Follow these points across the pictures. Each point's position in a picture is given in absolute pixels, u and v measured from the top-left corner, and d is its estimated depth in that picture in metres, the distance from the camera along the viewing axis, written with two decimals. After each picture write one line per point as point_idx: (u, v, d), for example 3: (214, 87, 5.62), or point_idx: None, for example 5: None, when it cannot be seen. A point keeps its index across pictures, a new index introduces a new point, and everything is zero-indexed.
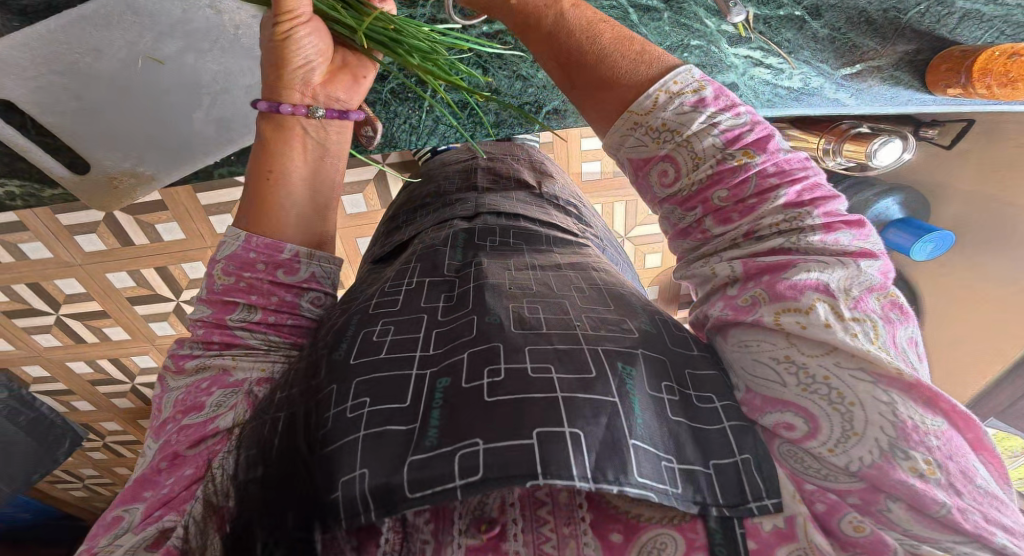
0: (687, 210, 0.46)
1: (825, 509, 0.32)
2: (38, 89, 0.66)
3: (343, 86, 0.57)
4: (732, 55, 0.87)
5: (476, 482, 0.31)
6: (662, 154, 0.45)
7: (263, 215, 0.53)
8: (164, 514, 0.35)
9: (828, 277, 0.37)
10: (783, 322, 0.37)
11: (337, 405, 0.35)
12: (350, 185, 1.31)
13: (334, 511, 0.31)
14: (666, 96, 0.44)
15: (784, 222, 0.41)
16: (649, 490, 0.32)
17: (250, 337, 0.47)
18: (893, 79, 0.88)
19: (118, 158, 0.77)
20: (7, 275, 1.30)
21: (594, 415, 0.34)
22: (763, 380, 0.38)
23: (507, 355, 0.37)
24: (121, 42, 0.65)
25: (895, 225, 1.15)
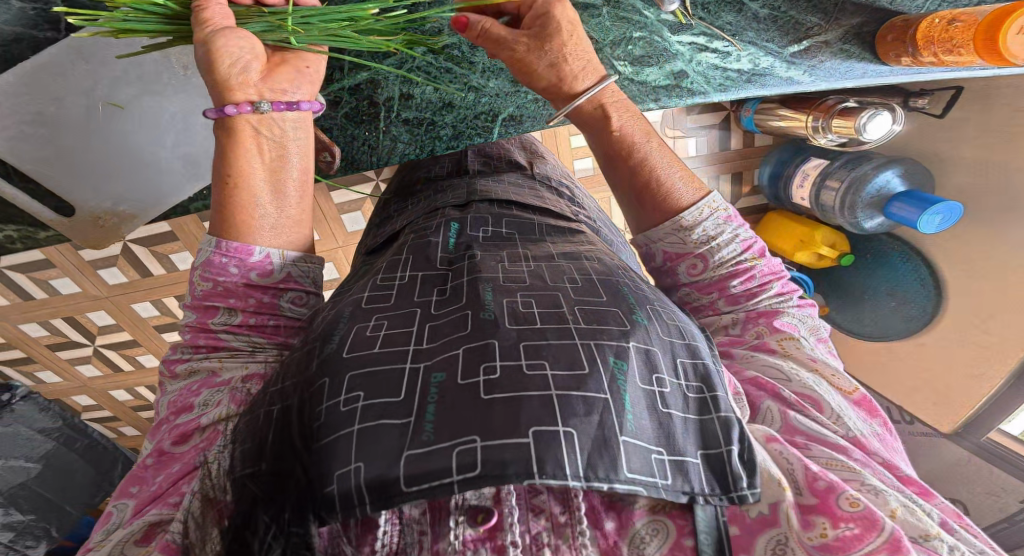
0: (702, 294, 0.58)
1: (825, 486, 0.36)
2: (13, 140, 0.69)
3: (288, 82, 0.57)
4: (676, 43, 0.85)
5: (473, 478, 0.32)
6: (696, 252, 0.57)
7: (233, 225, 0.52)
8: (152, 508, 0.39)
9: (801, 326, 0.55)
10: (783, 349, 0.52)
11: (330, 398, 0.37)
12: (349, 204, 1.34)
13: (330, 504, 0.33)
14: (708, 211, 0.57)
15: (774, 302, 0.57)
16: (638, 485, 0.34)
17: (234, 339, 0.50)
18: (844, 52, 0.87)
19: (97, 196, 0.78)
20: (43, 311, 1.30)
21: (587, 412, 0.35)
22: (770, 373, 0.49)
23: (502, 353, 0.38)
24: (80, 89, 0.69)
25: (901, 197, 1.10)
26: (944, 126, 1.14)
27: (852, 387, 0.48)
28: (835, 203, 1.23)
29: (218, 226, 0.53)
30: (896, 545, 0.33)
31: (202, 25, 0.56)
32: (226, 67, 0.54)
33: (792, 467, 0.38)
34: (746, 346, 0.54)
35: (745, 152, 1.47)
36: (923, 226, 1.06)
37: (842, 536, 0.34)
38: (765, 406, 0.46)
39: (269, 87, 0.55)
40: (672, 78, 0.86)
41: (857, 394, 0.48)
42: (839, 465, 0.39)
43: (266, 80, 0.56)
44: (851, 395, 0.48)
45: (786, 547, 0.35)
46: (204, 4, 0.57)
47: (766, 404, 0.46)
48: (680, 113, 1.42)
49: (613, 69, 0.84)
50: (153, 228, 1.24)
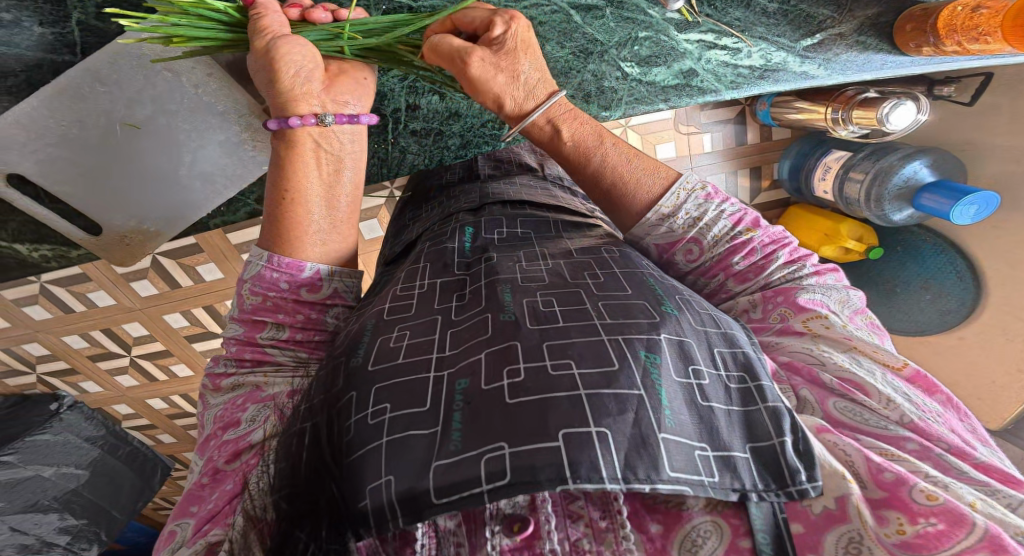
0: (708, 278, 0.59)
1: (894, 478, 0.33)
2: (41, 162, 0.70)
3: (349, 92, 0.59)
4: (684, 41, 0.82)
5: (503, 486, 0.31)
6: (688, 236, 0.58)
7: (287, 239, 0.53)
8: (209, 529, 0.37)
9: (826, 301, 0.52)
10: (810, 331, 0.49)
11: (359, 412, 0.37)
12: (366, 212, 1.34)
13: (365, 519, 0.32)
14: (684, 193, 0.60)
15: (789, 274, 0.55)
16: (683, 485, 0.32)
17: (279, 353, 0.49)
18: (860, 44, 0.85)
19: (123, 216, 0.79)
20: (81, 324, 1.34)
21: (620, 410, 0.33)
22: (803, 357, 0.47)
23: (525, 355, 0.37)
24: (98, 111, 0.69)
25: (929, 188, 1.09)
26: (974, 113, 1.11)
27: (901, 363, 0.46)
28: (859, 196, 1.19)
29: (270, 239, 0.54)
30: (997, 543, 0.30)
31: (260, 33, 0.57)
32: (289, 78, 0.55)
33: (852, 461, 0.36)
34: (771, 331, 0.52)
35: (762, 146, 1.44)
36: (956, 219, 1.03)
37: (925, 533, 0.31)
38: (802, 394, 0.45)
39: (332, 100, 0.57)
40: (681, 77, 0.85)
41: (908, 369, 0.46)
42: (896, 457, 0.36)
43: (328, 90, 0.58)
44: (901, 370, 0.46)
45: (862, 545, 0.32)
46: (262, 12, 0.59)
47: (801, 392, 0.45)
48: (693, 109, 1.38)
49: (620, 70, 0.83)
50: (180, 241, 1.25)
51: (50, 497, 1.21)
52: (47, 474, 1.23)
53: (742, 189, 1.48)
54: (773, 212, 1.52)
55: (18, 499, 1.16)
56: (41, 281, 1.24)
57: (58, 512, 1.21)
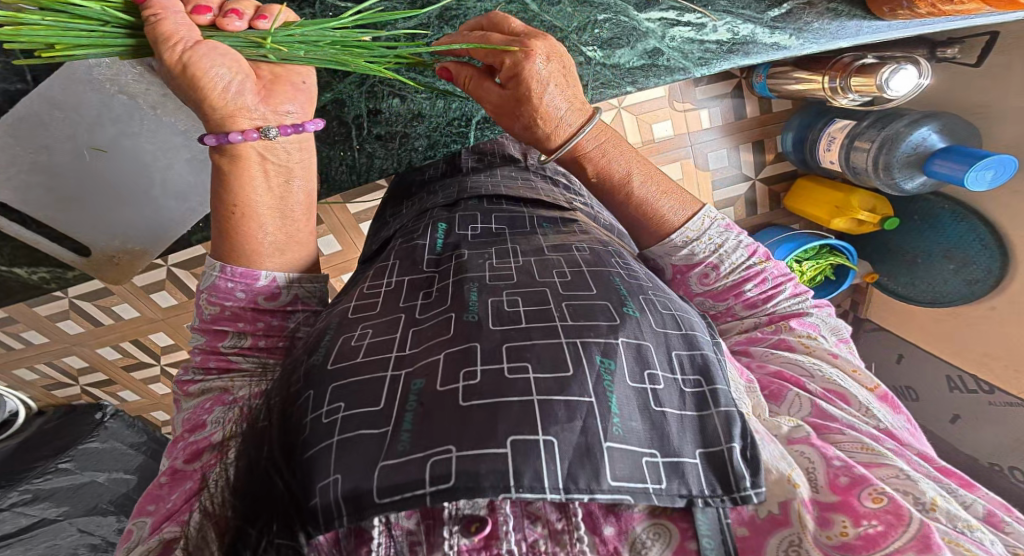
0: (718, 301, 0.56)
1: (849, 481, 0.33)
2: (18, 188, 0.72)
3: (288, 96, 0.54)
4: (645, 21, 0.79)
5: (446, 490, 0.30)
6: (705, 260, 0.55)
7: (239, 251, 0.53)
8: (166, 525, 0.39)
9: (820, 327, 0.54)
10: (803, 346, 0.50)
11: (314, 410, 0.37)
12: (365, 213, 1.35)
13: (314, 516, 0.32)
14: (708, 220, 0.57)
15: (792, 305, 0.55)
16: (624, 493, 0.31)
17: (244, 360, 0.51)
18: (833, 11, 0.82)
19: (107, 236, 0.83)
20: (110, 336, 1.39)
21: (569, 418, 0.32)
22: (790, 363, 0.47)
23: (483, 357, 0.37)
24: (64, 136, 0.70)
25: (940, 154, 1.03)
26: (984, 73, 1.05)
27: (874, 384, 0.46)
28: (868, 165, 1.13)
29: (222, 249, 0.54)
30: (925, 542, 0.29)
31: (167, 42, 0.47)
32: (219, 95, 0.49)
33: (812, 465, 0.35)
34: (766, 344, 0.52)
35: (763, 119, 1.39)
36: (970, 184, 0.97)
37: (866, 534, 0.30)
38: (791, 393, 0.43)
39: (272, 110, 0.52)
40: (646, 58, 0.80)
41: (880, 390, 0.46)
42: (871, 450, 0.36)
43: (267, 100, 0.52)
44: (874, 391, 0.45)
45: (800, 548, 0.31)
46: (160, 15, 0.48)
47: (792, 392, 0.43)
48: (687, 84, 1.34)
49: (582, 56, 0.79)
50: (189, 251, 1.29)
51: (107, 501, 1.20)
52: (101, 479, 1.24)
53: (746, 165, 1.44)
54: (781, 185, 1.48)
55: (80, 503, 1.16)
56: (69, 297, 1.28)
57: (116, 515, 1.19)
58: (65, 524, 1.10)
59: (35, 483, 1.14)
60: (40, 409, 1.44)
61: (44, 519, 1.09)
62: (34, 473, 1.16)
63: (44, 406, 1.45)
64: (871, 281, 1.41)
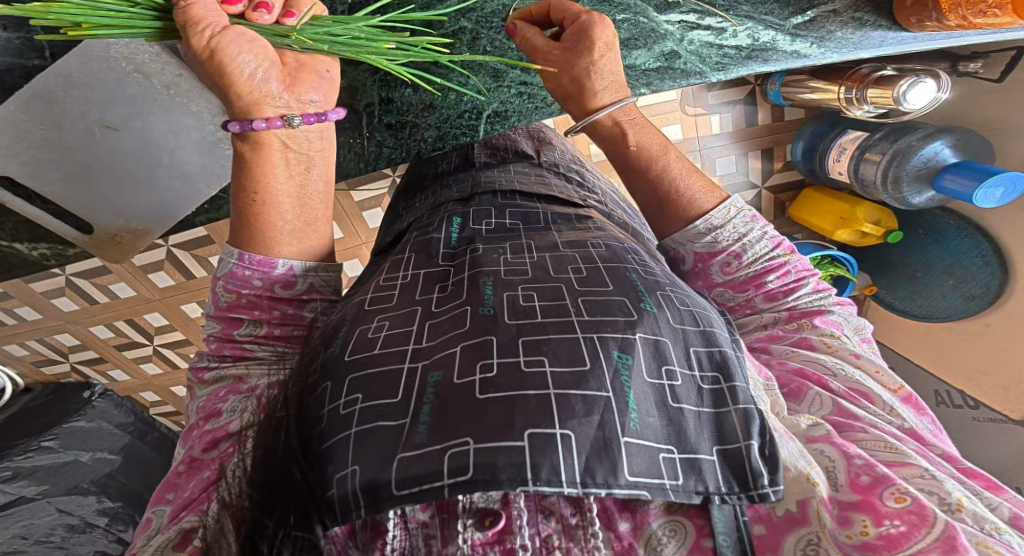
0: (738, 292, 0.56)
1: (870, 480, 0.33)
2: (26, 164, 0.71)
3: (312, 85, 0.54)
4: (664, 23, 0.79)
5: (464, 482, 0.31)
6: (728, 248, 0.56)
7: (259, 237, 0.54)
8: (185, 515, 0.39)
9: (844, 326, 0.53)
10: (825, 345, 0.49)
11: (331, 402, 0.37)
12: (369, 202, 1.35)
13: (331, 507, 0.32)
14: (734, 210, 0.58)
15: (815, 300, 0.55)
16: (641, 489, 0.31)
17: (259, 349, 0.51)
18: (857, 20, 0.81)
19: (110, 215, 0.82)
20: (106, 314, 1.38)
21: (586, 413, 0.33)
22: (812, 362, 0.47)
23: (499, 351, 0.37)
24: (76, 113, 0.69)
25: (950, 169, 1.04)
26: (1005, 90, 1.05)
27: (897, 385, 0.46)
28: (876, 178, 1.15)
29: (241, 237, 0.54)
30: (950, 544, 0.29)
31: (196, 26, 0.47)
32: (245, 82, 0.49)
33: (833, 464, 0.35)
34: (787, 342, 0.51)
35: (774, 127, 1.39)
36: (980, 201, 0.98)
37: (888, 534, 0.31)
38: (812, 392, 0.44)
39: (296, 99, 0.52)
40: (662, 60, 0.80)
41: (903, 392, 0.46)
42: (894, 448, 0.37)
43: (291, 88, 0.52)
44: (897, 392, 0.46)
45: (819, 547, 0.32)
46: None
47: (813, 390, 0.44)
48: (700, 88, 1.34)
49: None
50: (189, 232, 1.28)
51: (89, 481, 1.20)
52: (85, 458, 1.23)
53: (753, 172, 1.45)
54: (787, 194, 1.48)
55: (61, 482, 1.16)
56: (66, 274, 1.28)
57: (96, 495, 1.19)
58: (42, 503, 1.11)
59: (17, 460, 1.14)
60: (28, 386, 1.43)
61: (23, 498, 1.09)
62: (16, 450, 1.16)
63: (31, 383, 1.44)
64: (869, 294, 1.44)
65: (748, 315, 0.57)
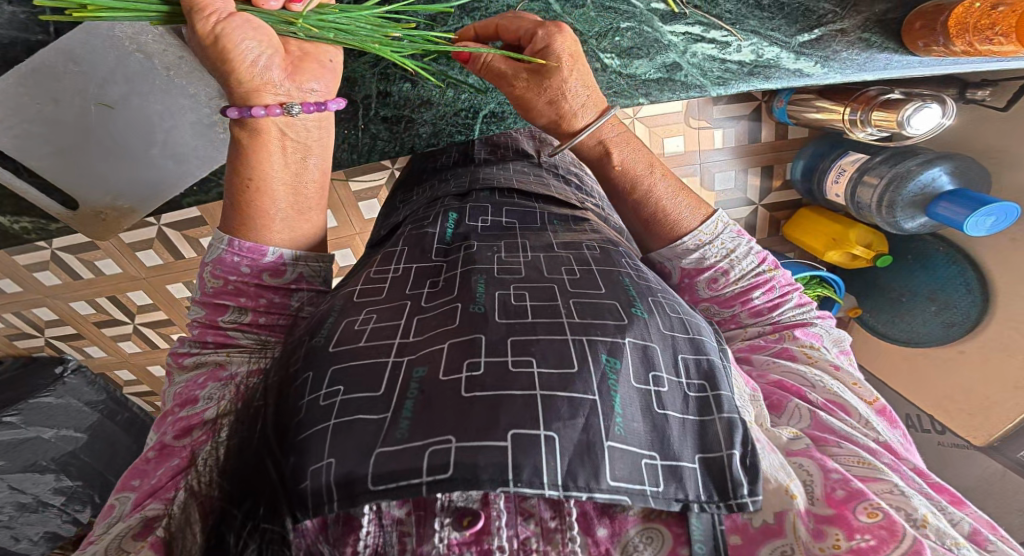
0: (724, 307, 0.56)
1: (844, 495, 0.34)
2: (18, 137, 0.70)
3: (314, 74, 0.54)
4: (669, 33, 0.80)
5: (444, 480, 0.30)
6: (715, 265, 0.56)
7: (250, 224, 0.53)
8: (149, 503, 0.39)
9: (824, 338, 0.54)
10: (806, 356, 0.50)
11: (310, 393, 0.37)
12: (365, 192, 1.34)
13: (302, 500, 0.32)
14: (722, 225, 0.59)
15: (799, 314, 0.56)
16: (622, 494, 0.31)
17: (242, 336, 0.51)
18: (865, 41, 0.82)
19: (97, 192, 0.81)
20: (88, 290, 1.36)
21: (571, 414, 0.33)
22: (790, 372, 0.48)
23: (488, 350, 0.37)
24: (73, 90, 0.68)
25: (947, 197, 1.06)
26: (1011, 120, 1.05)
27: (872, 397, 0.47)
28: (872, 201, 1.16)
29: (232, 223, 0.54)
30: None
31: (200, 11, 0.48)
32: (247, 69, 0.49)
33: (810, 478, 0.36)
34: (769, 352, 0.52)
35: (775, 144, 1.41)
36: (970, 230, 1.01)
37: (857, 548, 0.31)
38: (792, 404, 0.44)
39: (296, 87, 0.52)
40: (664, 71, 0.82)
41: (878, 404, 0.47)
42: (867, 464, 0.37)
43: (293, 76, 0.52)
44: (872, 405, 0.46)
45: None
46: None
47: (792, 402, 0.44)
48: (706, 102, 1.35)
49: (598, 62, 0.80)
50: (181, 212, 1.26)
51: (48, 458, 1.19)
52: (47, 435, 1.21)
53: (752, 189, 1.46)
54: (782, 212, 1.50)
55: (17, 459, 1.14)
56: (52, 248, 1.24)
57: (54, 474, 1.18)
58: None
59: None
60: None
61: None
62: None
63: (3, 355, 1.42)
64: (853, 316, 1.43)
65: (733, 330, 0.57)
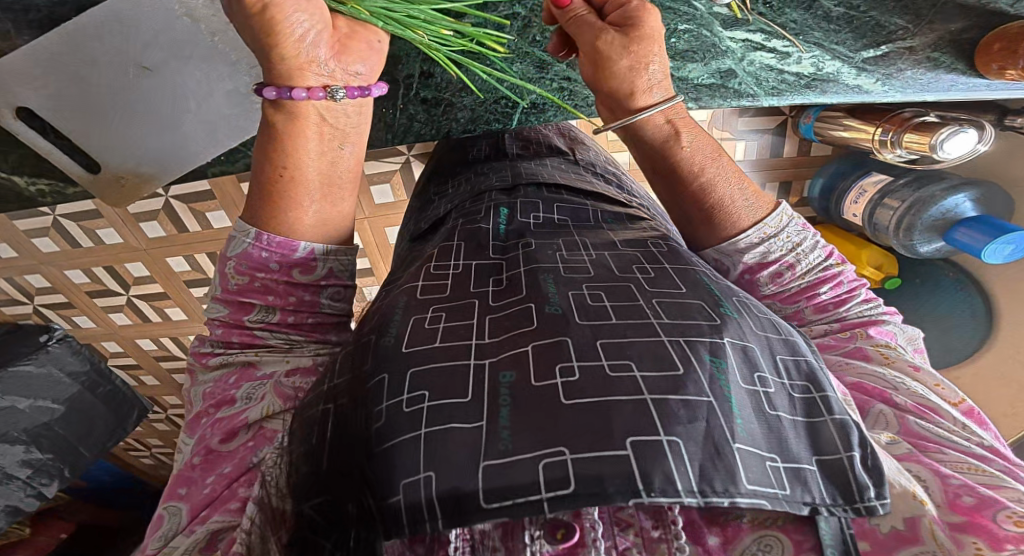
0: (787, 303, 0.56)
1: (975, 502, 0.33)
2: (51, 97, 0.68)
3: (360, 56, 0.51)
4: (728, 39, 0.79)
5: (567, 496, 0.29)
6: (779, 259, 0.57)
7: (282, 216, 0.51)
8: (210, 514, 0.37)
9: (898, 336, 0.53)
10: (881, 356, 0.49)
11: (389, 398, 0.35)
12: (379, 175, 1.32)
13: (397, 516, 0.30)
14: (787, 218, 0.59)
15: (867, 311, 0.55)
16: (761, 498, 0.30)
17: (270, 336, 0.49)
18: (933, 61, 0.78)
19: (120, 157, 0.77)
20: (86, 259, 1.31)
21: (690, 418, 0.31)
22: (870, 377, 0.46)
23: (579, 353, 0.35)
24: (113, 50, 0.66)
25: (966, 224, 1.07)
26: None
27: (959, 398, 0.47)
28: (891, 223, 1.18)
29: (262, 216, 0.51)
30: None
31: None
32: (294, 44, 0.46)
33: (926, 481, 0.36)
34: (840, 352, 0.51)
35: (796, 161, 1.42)
36: (988, 257, 1.02)
37: None
38: (877, 409, 0.43)
39: (342, 68, 0.50)
40: (717, 77, 0.82)
41: (964, 405, 0.47)
42: (983, 471, 0.36)
43: (339, 56, 0.50)
44: (960, 406, 0.46)
45: None
46: None
47: (877, 407, 0.43)
48: (731, 114, 1.37)
49: None
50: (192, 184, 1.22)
51: (20, 429, 1.12)
52: (22, 406, 1.13)
53: None
54: None
55: None
56: (54, 214, 1.22)
57: (25, 445, 1.12)
58: None
59: None
60: None
61: None
62: None
63: None
64: None
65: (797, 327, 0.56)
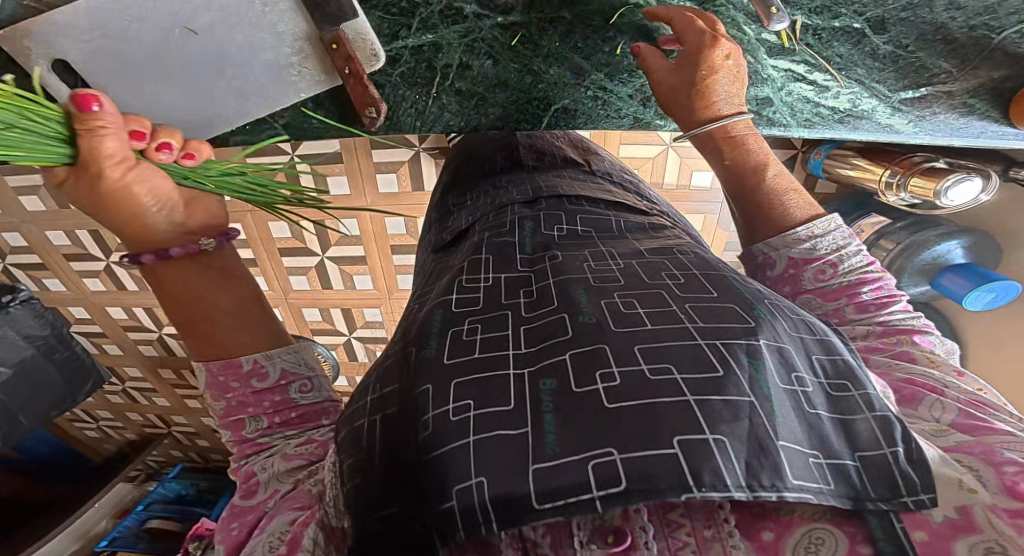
0: (827, 301, 0.58)
1: None
2: (92, 55, 0.61)
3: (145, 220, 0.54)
4: (771, 67, 0.78)
5: (618, 493, 0.30)
6: (823, 258, 0.59)
7: (210, 344, 0.52)
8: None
9: (936, 345, 0.54)
10: (929, 359, 0.49)
11: (437, 407, 0.35)
12: (385, 166, 1.49)
13: (452, 520, 0.31)
14: (835, 223, 0.61)
15: (908, 319, 0.56)
16: (807, 493, 0.31)
17: (269, 438, 0.49)
18: (967, 107, 0.77)
19: None
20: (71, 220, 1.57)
21: (733, 418, 0.32)
22: (921, 374, 0.47)
23: (617, 359, 0.36)
24: (162, 10, 0.60)
25: (956, 269, 1.10)
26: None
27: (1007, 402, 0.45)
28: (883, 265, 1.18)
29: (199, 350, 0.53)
30: None
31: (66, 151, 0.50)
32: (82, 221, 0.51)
33: (981, 470, 0.35)
34: (887, 353, 0.51)
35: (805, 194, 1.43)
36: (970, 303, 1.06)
37: None
38: (930, 398, 0.44)
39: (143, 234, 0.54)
40: (756, 104, 0.80)
41: None
42: None
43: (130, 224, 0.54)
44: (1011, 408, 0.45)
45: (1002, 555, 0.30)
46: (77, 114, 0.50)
47: (932, 396, 0.44)
48: None
49: None
50: None
51: None
52: None
53: None
54: None
55: None
56: None
57: None
58: None
59: None
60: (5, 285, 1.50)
61: None
62: None
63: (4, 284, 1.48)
64: None
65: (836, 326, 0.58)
